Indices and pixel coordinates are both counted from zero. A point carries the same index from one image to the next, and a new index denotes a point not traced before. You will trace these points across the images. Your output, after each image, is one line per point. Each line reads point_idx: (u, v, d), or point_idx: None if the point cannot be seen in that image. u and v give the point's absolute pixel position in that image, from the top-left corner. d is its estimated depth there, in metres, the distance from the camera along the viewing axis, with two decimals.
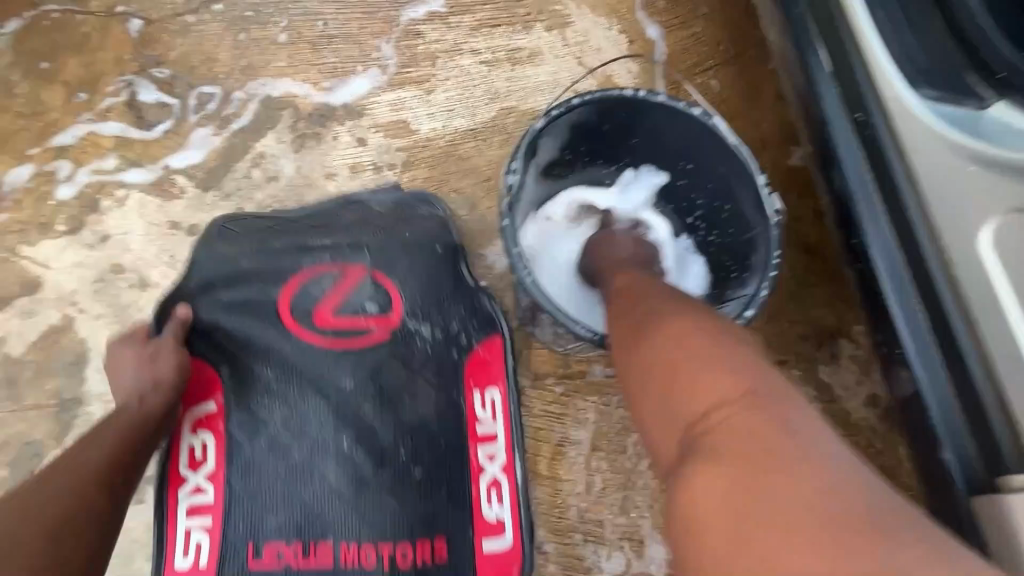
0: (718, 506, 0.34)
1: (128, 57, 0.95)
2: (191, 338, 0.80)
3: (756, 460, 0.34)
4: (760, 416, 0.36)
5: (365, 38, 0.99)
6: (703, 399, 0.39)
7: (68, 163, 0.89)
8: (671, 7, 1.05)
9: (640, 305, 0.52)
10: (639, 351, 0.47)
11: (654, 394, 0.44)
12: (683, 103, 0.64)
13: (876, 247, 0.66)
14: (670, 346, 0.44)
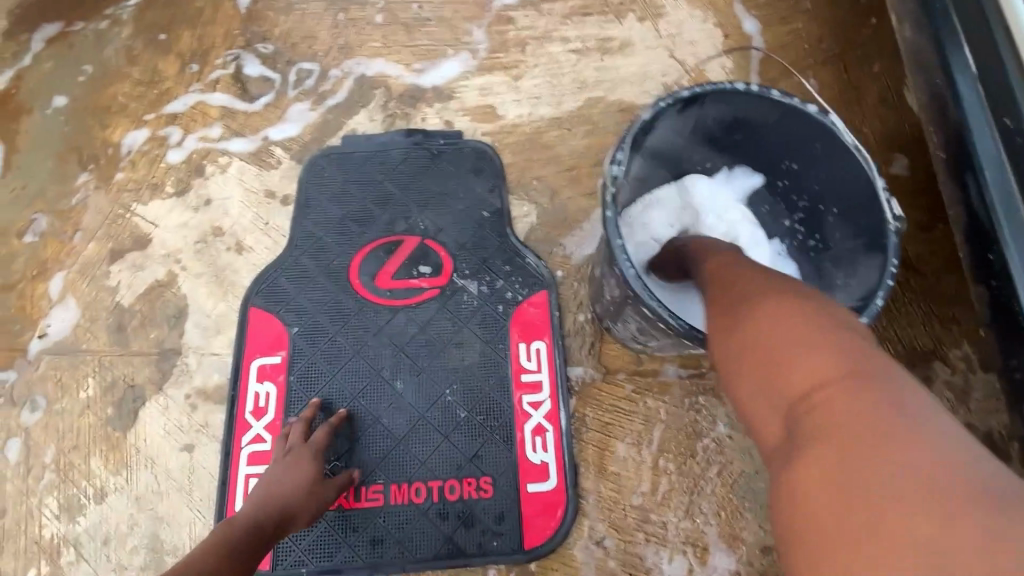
0: (819, 486, 0.32)
1: (236, 33, 1.00)
2: (279, 303, 0.84)
3: (861, 437, 0.32)
4: (866, 393, 0.34)
5: (458, 22, 1.00)
6: (805, 384, 0.37)
7: (179, 130, 0.95)
8: (772, 2, 1.01)
9: (732, 286, 0.49)
10: (735, 334, 0.45)
11: (751, 378, 0.42)
12: (798, 99, 0.61)
13: None
14: (771, 328, 0.42)
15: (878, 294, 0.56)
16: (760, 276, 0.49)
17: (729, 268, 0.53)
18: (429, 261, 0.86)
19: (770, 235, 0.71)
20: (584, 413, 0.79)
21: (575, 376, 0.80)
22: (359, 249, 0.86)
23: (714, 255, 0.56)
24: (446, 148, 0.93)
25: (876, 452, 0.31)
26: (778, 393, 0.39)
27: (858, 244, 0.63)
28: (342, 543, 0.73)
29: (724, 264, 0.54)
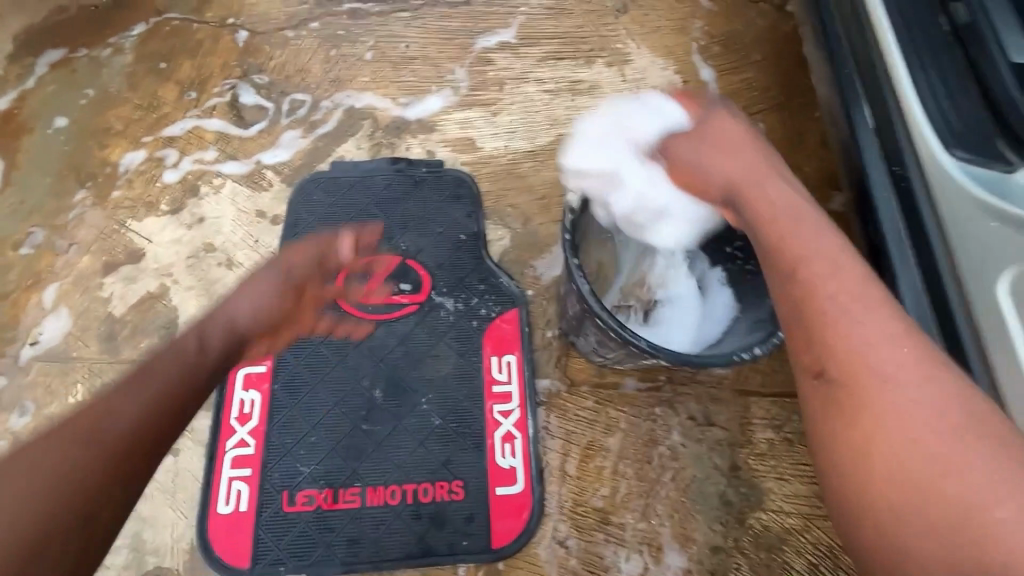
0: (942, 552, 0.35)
1: (234, 64, 1.08)
2: None
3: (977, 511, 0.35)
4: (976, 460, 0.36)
5: (441, 62, 1.10)
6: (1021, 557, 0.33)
7: (175, 151, 1.01)
8: (726, 54, 1.13)
9: (879, 370, 0.40)
10: (894, 459, 0.37)
11: (919, 523, 0.36)
12: None
13: (904, 290, 0.68)
14: (953, 461, 0.36)
15: None
16: (904, 346, 0.40)
17: (864, 322, 0.42)
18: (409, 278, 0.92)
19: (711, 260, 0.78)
20: (549, 422, 0.85)
21: (542, 388, 0.87)
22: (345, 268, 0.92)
23: (823, 288, 0.44)
24: (427, 176, 1.01)
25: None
26: (963, 553, 0.34)
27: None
28: (319, 543, 0.78)
29: (792, 210, 0.51)
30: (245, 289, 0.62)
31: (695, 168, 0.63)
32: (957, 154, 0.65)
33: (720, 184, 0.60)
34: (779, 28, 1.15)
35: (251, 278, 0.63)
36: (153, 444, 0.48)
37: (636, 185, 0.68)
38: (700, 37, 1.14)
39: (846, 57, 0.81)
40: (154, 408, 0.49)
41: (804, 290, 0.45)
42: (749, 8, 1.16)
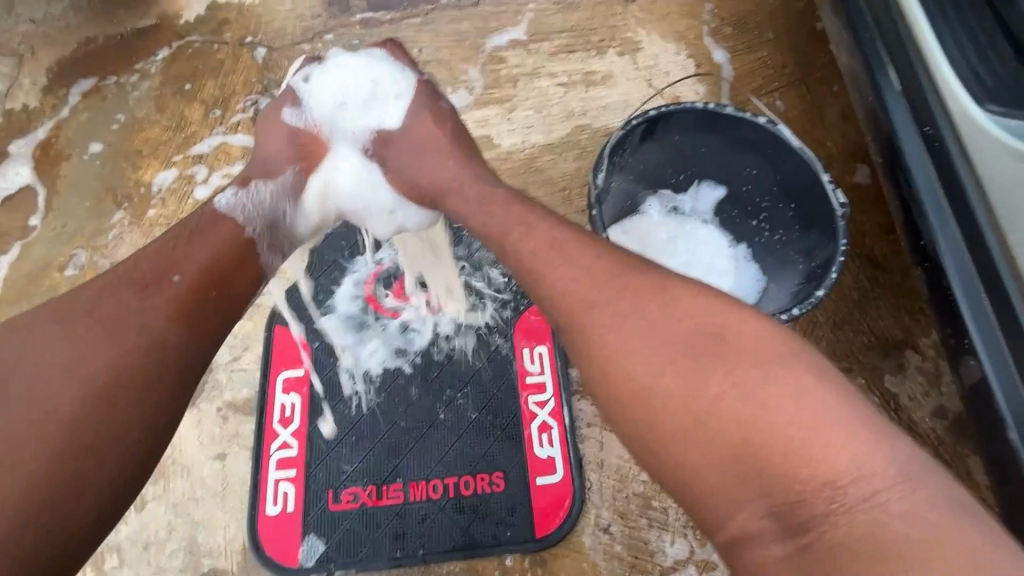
0: (719, 462, 0.44)
1: (254, 80, 1.11)
2: (299, 319, 0.91)
3: (740, 425, 0.44)
4: (716, 386, 0.46)
5: (455, 63, 1.12)
6: (755, 428, 0.44)
7: (204, 168, 1.04)
8: (738, 33, 1.12)
9: (617, 334, 0.50)
10: (645, 395, 0.48)
11: (688, 436, 0.45)
12: (749, 113, 0.72)
13: (945, 249, 0.70)
14: (676, 377, 0.47)
15: (833, 268, 0.66)
16: (630, 304, 0.52)
17: (597, 298, 0.53)
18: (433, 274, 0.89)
19: (734, 240, 0.81)
20: (585, 411, 0.85)
21: (576, 377, 0.87)
22: (374, 270, 0.93)
23: (587, 278, 0.55)
24: None
25: (846, 462, 0.41)
26: (729, 444, 0.44)
27: (815, 232, 0.73)
28: (367, 538, 0.79)
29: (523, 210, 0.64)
30: (269, 153, 0.77)
31: (403, 176, 0.77)
32: (990, 109, 0.63)
33: (415, 190, 0.76)
34: (792, 5, 1.14)
35: (269, 141, 0.77)
36: (139, 370, 0.54)
37: (351, 179, 0.78)
38: (710, 20, 1.13)
39: (866, 26, 0.80)
40: (140, 345, 0.55)
41: (583, 310, 0.53)
42: None
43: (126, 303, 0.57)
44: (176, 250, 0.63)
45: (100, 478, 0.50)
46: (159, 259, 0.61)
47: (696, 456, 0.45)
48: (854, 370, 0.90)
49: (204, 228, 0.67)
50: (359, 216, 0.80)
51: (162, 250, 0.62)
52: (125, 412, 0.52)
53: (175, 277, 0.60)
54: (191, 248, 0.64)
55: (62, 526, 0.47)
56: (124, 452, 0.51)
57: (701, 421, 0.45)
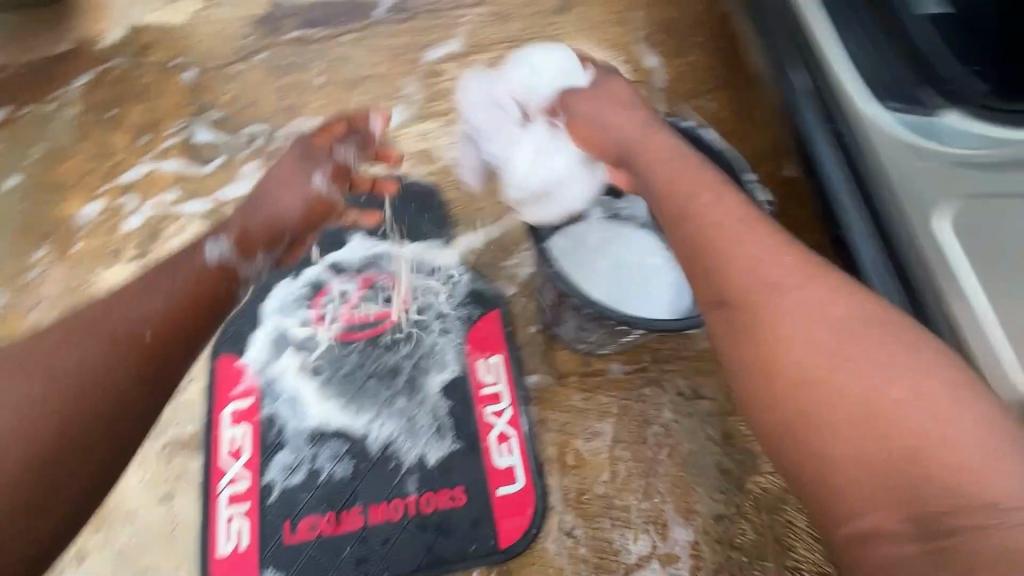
0: (855, 459, 0.40)
1: (184, 103, 1.08)
2: (242, 349, 0.88)
3: (875, 422, 0.40)
4: (869, 373, 0.41)
5: (393, 78, 1.11)
6: (898, 427, 0.39)
7: (134, 197, 1.00)
8: (668, 39, 1.16)
9: (821, 323, 0.44)
10: (780, 368, 0.44)
11: (841, 430, 0.41)
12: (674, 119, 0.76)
13: (858, 240, 0.72)
14: (817, 354, 0.43)
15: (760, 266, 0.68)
16: (807, 279, 0.46)
17: (713, 286, 0.49)
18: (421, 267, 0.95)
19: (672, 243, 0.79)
20: (542, 416, 0.86)
21: (531, 384, 0.88)
22: (318, 290, 0.92)
23: (719, 256, 0.49)
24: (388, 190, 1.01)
25: (1000, 486, 0.37)
26: (872, 441, 0.40)
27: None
28: (328, 568, 0.77)
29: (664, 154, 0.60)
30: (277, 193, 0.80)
31: (593, 126, 0.68)
32: (889, 105, 0.68)
33: (614, 146, 0.65)
34: (716, 10, 1.19)
35: (281, 180, 0.82)
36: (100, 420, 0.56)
37: (531, 158, 0.76)
38: (641, 27, 1.17)
39: (775, 28, 0.83)
40: (107, 396, 0.57)
41: None
42: None
43: (89, 352, 0.57)
44: (152, 288, 0.64)
45: (44, 517, 0.53)
46: (104, 307, 0.61)
47: (844, 452, 0.40)
48: None
49: (179, 270, 0.67)
50: (534, 200, 0.77)
51: (124, 295, 0.62)
52: (80, 464, 0.55)
53: (145, 331, 0.60)
54: (153, 293, 0.64)
55: (17, 544, 0.52)
56: (85, 487, 0.56)
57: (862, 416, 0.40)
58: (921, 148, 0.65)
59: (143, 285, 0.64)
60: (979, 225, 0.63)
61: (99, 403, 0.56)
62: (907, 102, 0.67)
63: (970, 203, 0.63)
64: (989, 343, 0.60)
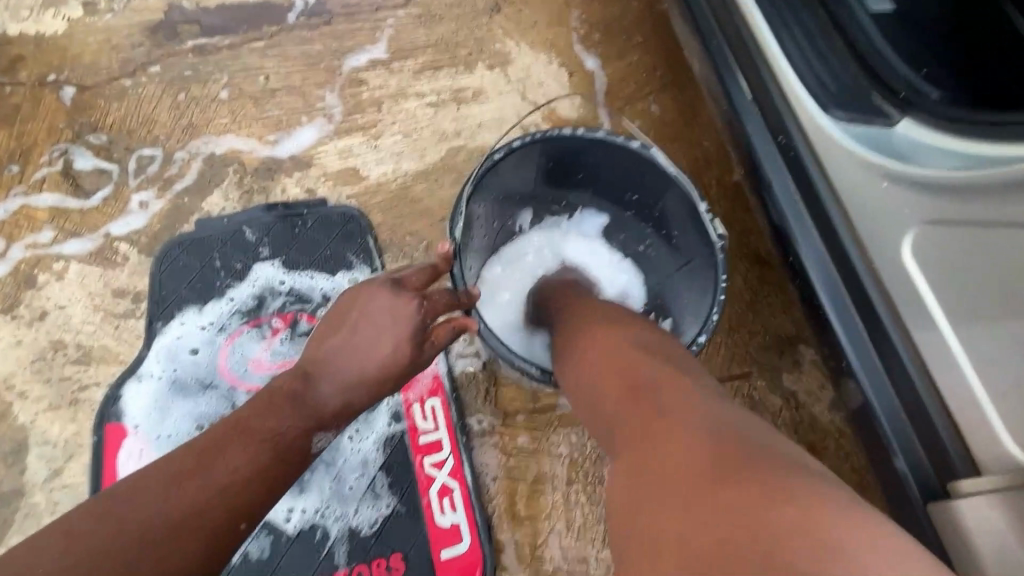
0: (603, 425, 0.47)
1: (62, 126, 0.94)
2: (133, 413, 0.77)
3: (604, 389, 0.48)
4: (604, 355, 0.51)
5: (309, 89, 1.00)
6: (615, 393, 0.47)
7: (1, 240, 0.86)
8: (608, 38, 1.09)
9: (588, 336, 0.56)
10: (572, 366, 0.55)
11: (594, 404, 0.49)
12: (621, 138, 0.70)
13: (811, 262, 0.69)
14: (591, 354, 0.53)
15: (713, 311, 0.66)
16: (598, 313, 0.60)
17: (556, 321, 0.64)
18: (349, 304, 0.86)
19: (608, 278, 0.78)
20: (489, 463, 0.78)
21: (474, 427, 0.79)
22: (254, 316, 0.84)
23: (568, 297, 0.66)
24: (309, 218, 0.91)
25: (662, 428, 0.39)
26: (608, 412, 0.47)
27: (697, 264, 0.72)
28: None
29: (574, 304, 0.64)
30: (365, 340, 0.56)
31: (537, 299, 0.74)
32: (836, 115, 0.62)
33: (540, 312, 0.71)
34: (655, 7, 1.12)
35: (372, 311, 0.57)
36: None
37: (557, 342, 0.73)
38: (578, 26, 1.09)
39: (712, 30, 0.77)
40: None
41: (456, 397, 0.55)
42: None
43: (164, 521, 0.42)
44: (257, 434, 0.49)
45: None
46: (206, 467, 0.45)
47: (601, 418, 0.47)
48: (754, 375, 0.89)
49: (281, 411, 0.52)
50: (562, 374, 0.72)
51: (222, 445, 0.47)
52: None
53: (243, 523, 0.46)
54: (256, 448, 0.48)
55: None
56: None
57: (597, 392, 0.49)
58: (883, 167, 0.58)
59: (243, 429, 0.49)
60: (943, 251, 0.55)
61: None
62: (858, 113, 0.61)
63: (935, 230, 0.56)
64: (957, 371, 0.57)
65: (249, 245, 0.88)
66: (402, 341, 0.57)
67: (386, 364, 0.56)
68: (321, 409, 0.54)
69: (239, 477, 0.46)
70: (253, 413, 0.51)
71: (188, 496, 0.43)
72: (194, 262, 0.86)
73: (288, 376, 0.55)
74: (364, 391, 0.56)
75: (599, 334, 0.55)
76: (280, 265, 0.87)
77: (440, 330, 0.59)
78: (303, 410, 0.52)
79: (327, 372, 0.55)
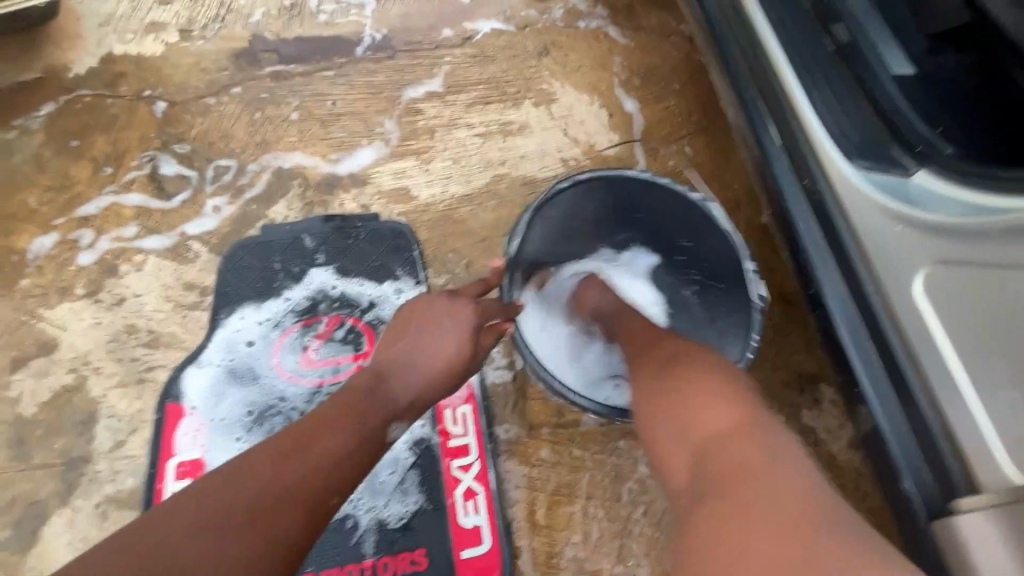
0: (671, 445, 0.52)
1: (152, 135, 1.05)
2: (191, 394, 0.84)
3: (681, 414, 0.53)
4: (686, 378, 0.55)
5: (370, 115, 1.10)
6: (693, 421, 0.51)
7: (91, 231, 0.96)
8: (647, 84, 1.17)
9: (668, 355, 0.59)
10: (645, 376, 0.59)
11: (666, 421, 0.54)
12: (690, 193, 0.79)
13: (831, 297, 0.73)
14: (667, 369, 0.57)
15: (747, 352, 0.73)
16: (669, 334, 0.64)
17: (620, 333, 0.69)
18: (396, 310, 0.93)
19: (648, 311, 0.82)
20: (512, 472, 0.82)
21: (501, 436, 0.83)
22: (306, 316, 0.91)
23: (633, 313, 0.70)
24: (362, 230, 0.99)
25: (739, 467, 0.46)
26: (680, 432, 0.52)
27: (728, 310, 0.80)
28: None
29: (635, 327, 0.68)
30: (430, 342, 0.63)
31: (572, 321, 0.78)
32: (857, 163, 0.68)
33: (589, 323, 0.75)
34: (693, 58, 1.20)
35: (436, 317, 0.64)
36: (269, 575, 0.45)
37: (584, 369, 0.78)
38: (620, 71, 1.18)
39: (746, 80, 0.85)
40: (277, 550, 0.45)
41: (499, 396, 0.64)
42: (664, 40, 1.21)
43: (271, 492, 0.47)
44: (347, 421, 0.55)
45: None
46: (304, 446, 0.51)
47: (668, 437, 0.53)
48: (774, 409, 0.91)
49: (366, 404, 0.57)
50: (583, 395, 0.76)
51: (317, 429, 0.53)
52: None
53: (334, 499, 0.51)
54: (349, 433, 0.54)
55: None
56: None
57: (675, 412, 0.53)
58: (897, 211, 0.63)
59: (336, 416, 0.55)
60: (956, 288, 0.59)
61: (285, 571, 0.46)
62: (878, 162, 0.66)
63: (946, 269, 0.59)
64: (963, 406, 0.59)
65: (306, 251, 0.96)
66: (464, 342, 0.64)
67: (451, 363, 0.63)
68: (397, 402, 0.59)
69: (335, 456, 0.52)
70: (341, 405, 0.56)
71: (293, 472, 0.49)
72: (255, 262, 0.94)
73: (363, 374, 0.60)
74: (431, 391, 0.62)
75: (677, 356, 0.58)
76: (333, 271, 0.95)
77: (489, 334, 0.67)
78: (378, 405, 0.57)
79: (398, 371, 0.61)
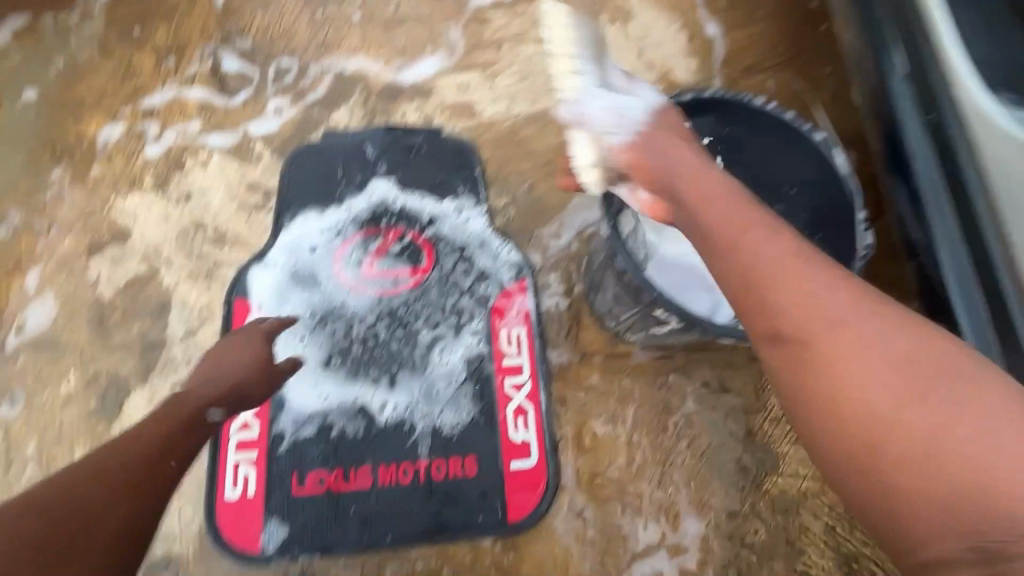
0: (899, 456, 0.38)
1: (211, 28, 1.01)
2: (256, 289, 0.86)
3: (904, 412, 0.39)
4: (902, 367, 0.40)
5: (435, 22, 1.04)
6: (925, 422, 0.38)
7: (156, 124, 0.96)
8: (735, 6, 1.07)
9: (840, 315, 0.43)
10: (826, 348, 0.42)
11: (891, 425, 0.39)
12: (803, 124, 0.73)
13: (944, 245, 0.70)
14: (860, 343, 0.42)
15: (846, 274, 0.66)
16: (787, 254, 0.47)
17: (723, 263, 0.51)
18: (458, 229, 0.92)
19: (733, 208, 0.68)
20: (562, 395, 0.83)
21: (554, 359, 0.85)
22: (368, 226, 0.91)
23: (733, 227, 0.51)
24: (424, 144, 0.96)
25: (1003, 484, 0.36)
26: (915, 446, 0.38)
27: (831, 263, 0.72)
28: (333, 524, 0.79)
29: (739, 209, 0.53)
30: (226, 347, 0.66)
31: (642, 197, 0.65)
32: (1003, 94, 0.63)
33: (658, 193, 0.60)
34: None
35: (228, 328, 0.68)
36: (138, 505, 0.50)
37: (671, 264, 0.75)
38: None
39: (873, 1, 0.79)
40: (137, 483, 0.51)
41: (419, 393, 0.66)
42: None
43: (131, 443, 0.54)
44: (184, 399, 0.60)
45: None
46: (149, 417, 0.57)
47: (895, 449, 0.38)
48: None
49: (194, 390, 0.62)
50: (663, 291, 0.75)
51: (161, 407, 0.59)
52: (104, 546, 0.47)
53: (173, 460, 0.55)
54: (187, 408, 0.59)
55: None
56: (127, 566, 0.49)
57: (899, 412, 0.39)
58: None
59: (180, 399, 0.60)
60: None
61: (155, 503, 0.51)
62: None
63: None
64: None
65: (367, 161, 0.94)
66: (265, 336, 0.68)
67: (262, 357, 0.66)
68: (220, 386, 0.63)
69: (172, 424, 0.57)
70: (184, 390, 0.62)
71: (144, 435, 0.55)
72: (317, 169, 0.93)
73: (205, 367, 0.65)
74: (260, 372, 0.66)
75: (843, 312, 0.43)
76: (394, 183, 0.94)
77: None
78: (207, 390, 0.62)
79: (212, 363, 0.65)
